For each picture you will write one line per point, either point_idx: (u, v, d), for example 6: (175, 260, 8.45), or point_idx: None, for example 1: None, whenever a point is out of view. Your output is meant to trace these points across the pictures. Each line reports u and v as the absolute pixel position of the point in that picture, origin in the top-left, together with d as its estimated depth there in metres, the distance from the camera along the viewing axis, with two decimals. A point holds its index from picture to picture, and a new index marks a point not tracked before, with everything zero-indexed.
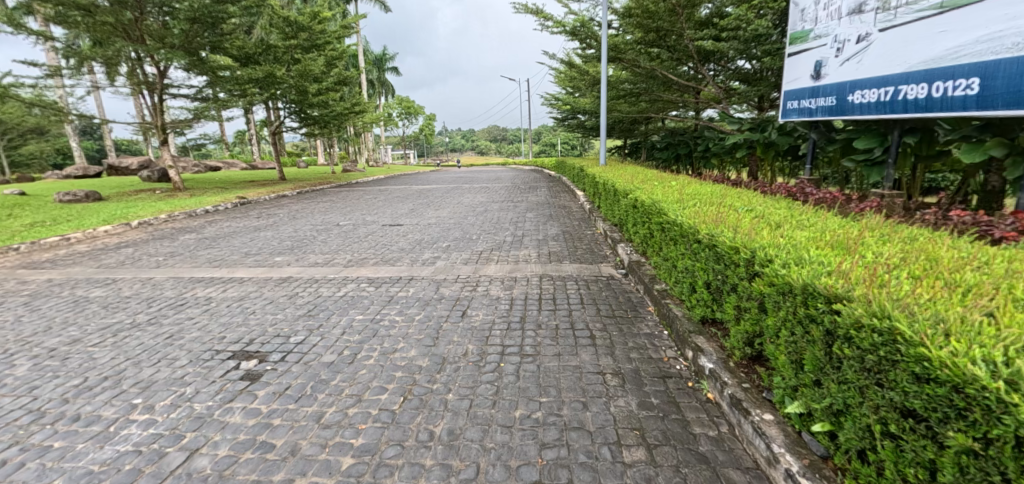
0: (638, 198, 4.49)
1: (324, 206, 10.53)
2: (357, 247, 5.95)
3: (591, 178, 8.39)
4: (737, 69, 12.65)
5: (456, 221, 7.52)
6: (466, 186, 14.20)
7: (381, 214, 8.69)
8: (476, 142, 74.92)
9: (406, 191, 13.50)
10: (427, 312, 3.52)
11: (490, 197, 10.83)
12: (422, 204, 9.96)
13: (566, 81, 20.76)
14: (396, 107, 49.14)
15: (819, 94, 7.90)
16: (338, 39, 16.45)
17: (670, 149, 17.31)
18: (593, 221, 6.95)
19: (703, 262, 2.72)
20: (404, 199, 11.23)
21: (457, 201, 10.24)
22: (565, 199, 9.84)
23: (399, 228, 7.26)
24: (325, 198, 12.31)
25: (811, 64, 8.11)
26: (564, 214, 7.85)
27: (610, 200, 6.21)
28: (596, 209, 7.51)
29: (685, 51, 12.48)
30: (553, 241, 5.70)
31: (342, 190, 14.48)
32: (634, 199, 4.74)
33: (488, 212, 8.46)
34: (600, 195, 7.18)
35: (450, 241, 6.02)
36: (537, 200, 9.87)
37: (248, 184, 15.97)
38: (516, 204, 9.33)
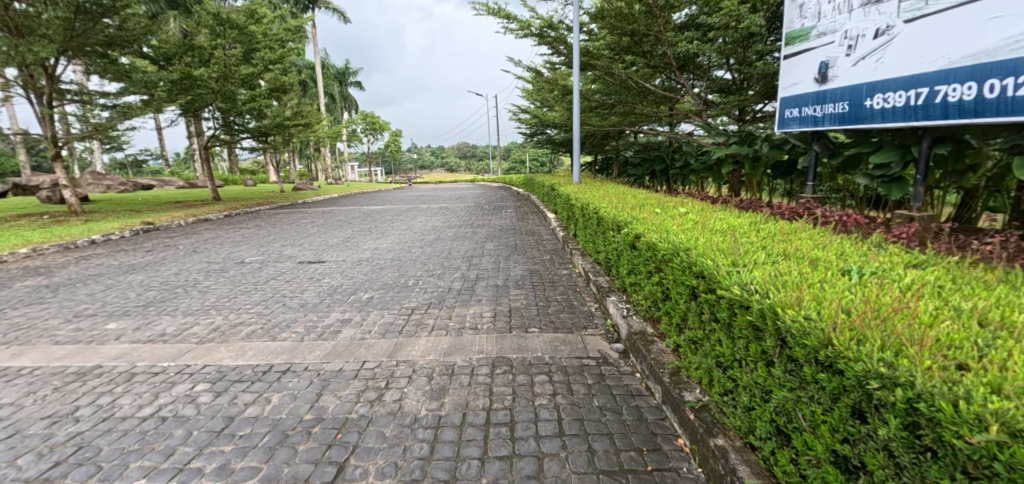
0: (636, 231, 3.00)
1: (245, 234, 8.67)
2: (240, 302, 4.22)
3: (565, 199, 6.93)
4: (716, 78, 11.76)
5: (392, 257, 5.84)
6: (424, 207, 12.58)
7: (305, 246, 6.94)
8: (445, 159, 73.47)
9: (352, 213, 11.70)
10: (269, 470, 1.86)
11: (446, 220, 9.19)
12: (362, 231, 8.25)
13: (535, 94, 19.57)
14: (361, 123, 47.24)
15: (826, 100, 6.74)
16: (280, 43, 14.68)
17: (646, 165, 16.19)
18: (569, 253, 5.45)
19: (834, 413, 1.21)
20: (346, 223, 9.49)
21: (405, 227, 8.56)
22: (534, 223, 8.34)
23: (319, 267, 5.55)
24: (252, 222, 10.39)
25: (814, 66, 6.97)
26: (532, 244, 6.33)
27: (591, 229, 4.72)
28: (571, 237, 6.01)
29: (662, 58, 11.37)
30: (514, 290, 4.12)
31: (279, 212, 12.57)
32: (627, 230, 3.26)
33: (437, 241, 6.84)
34: (577, 216, 5.70)
35: (373, 290, 4.35)
36: (500, 225, 8.30)
37: (170, 205, 13.78)
38: (474, 230, 7.74)
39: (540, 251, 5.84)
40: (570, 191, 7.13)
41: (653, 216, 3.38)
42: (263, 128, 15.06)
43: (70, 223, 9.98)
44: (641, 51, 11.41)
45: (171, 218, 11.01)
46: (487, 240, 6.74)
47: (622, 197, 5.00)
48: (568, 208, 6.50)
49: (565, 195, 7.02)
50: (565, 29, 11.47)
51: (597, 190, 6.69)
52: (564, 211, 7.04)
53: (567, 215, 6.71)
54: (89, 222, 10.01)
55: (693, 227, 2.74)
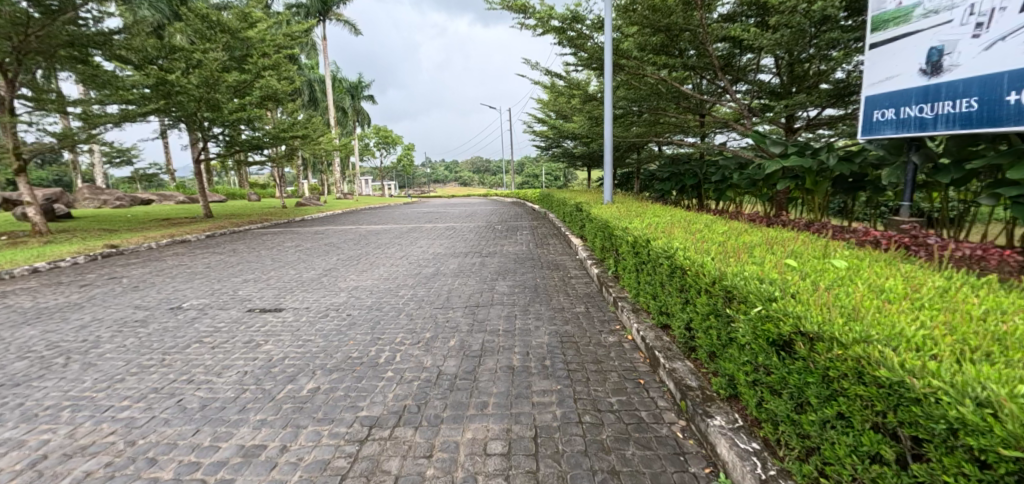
0: (783, 316, 1.54)
1: (212, 261, 7.31)
2: (120, 393, 2.76)
3: (597, 221, 5.42)
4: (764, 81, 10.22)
5: (371, 303, 4.37)
6: (428, 226, 11.23)
7: (271, 281, 5.53)
8: (458, 173, 72.65)
9: (346, 234, 10.32)
10: None
11: (450, 245, 7.71)
12: (347, 260, 6.81)
13: (552, 103, 18.24)
14: (373, 137, 46.60)
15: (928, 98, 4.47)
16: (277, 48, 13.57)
17: (674, 179, 14.56)
18: (610, 302, 3.95)
19: None
20: (334, 248, 8.12)
21: (400, 254, 7.10)
22: (556, 251, 6.80)
23: (271, 317, 4.13)
24: (229, 245, 9.08)
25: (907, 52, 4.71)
26: (557, 283, 4.85)
27: (649, 273, 3.21)
28: (610, 275, 4.53)
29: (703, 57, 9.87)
30: (537, 379, 2.59)
31: (268, 232, 11.27)
32: (745, 305, 1.82)
33: (434, 277, 5.35)
34: (619, 248, 4.21)
35: (322, 369, 2.88)
36: (514, 253, 6.77)
37: (154, 224, 12.62)
38: (482, 261, 6.24)
39: (567, 297, 4.30)
40: (603, 212, 5.60)
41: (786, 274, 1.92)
42: (256, 140, 13.88)
43: (26, 245, 8.74)
44: (676, 48, 9.91)
45: (143, 239, 9.74)
46: (496, 277, 5.22)
47: (684, 225, 3.52)
48: (604, 231, 4.97)
49: (597, 215, 5.49)
50: (589, 25, 10.04)
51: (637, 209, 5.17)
52: (596, 236, 5.51)
53: (601, 243, 5.19)
54: (46, 245, 8.78)
55: (934, 329, 1.30)
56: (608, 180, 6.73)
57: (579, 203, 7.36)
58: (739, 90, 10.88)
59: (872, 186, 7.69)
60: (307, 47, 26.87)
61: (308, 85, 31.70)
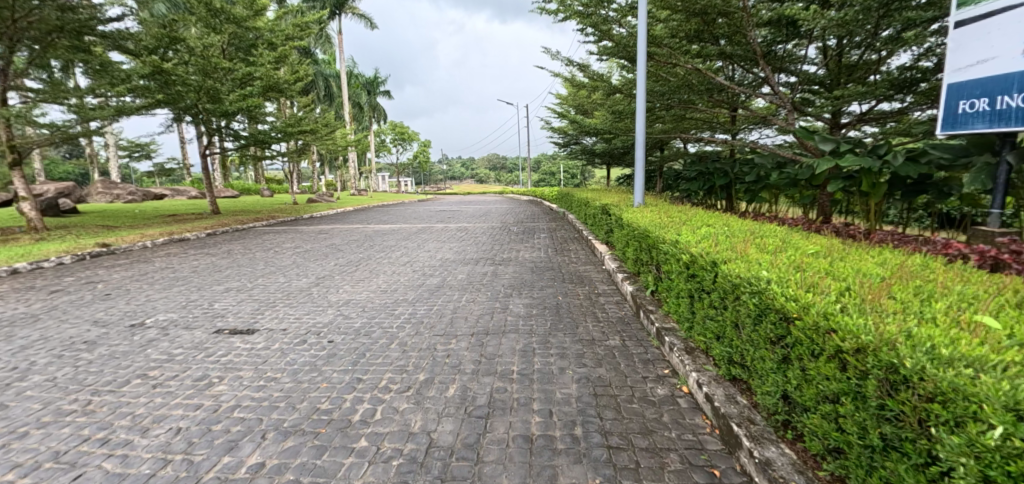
0: None
1: (201, 264, 6.69)
2: (8, 459, 2.08)
3: (629, 227, 4.62)
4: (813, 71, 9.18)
5: (358, 325, 3.63)
6: (439, 227, 10.53)
7: (253, 292, 4.85)
8: (475, 170, 72.02)
9: (350, 234, 9.67)
10: None
11: (461, 250, 6.96)
12: (344, 266, 6.12)
13: (573, 98, 17.35)
14: (389, 133, 46.25)
15: None
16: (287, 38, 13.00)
17: (702, 178, 13.61)
18: (651, 334, 3.16)
19: None
20: (335, 251, 7.46)
21: (404, 260, 6.38)
22: (578, 260, 5.98)
23: (239, 342, 3.42)
24: (226, 245, 8.50)
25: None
26: (582, 302, 4.06)
27: (714, 305, 2.42)
28: (649, 296, 3.73)
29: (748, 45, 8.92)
30: (565, 466, 1.82)
31: (271, 230, 10.71)
32: (972, 421, 1.03)
33: (438, 290, 4.60)
34: (662, 265, 3.41)
35: (274, 432, 2.15)
36: (530, 261, 5.98)
37: (158, 220, 12.20)
38: (494, 270, 5.47)
39: (596, 323, 3.50)
40: (636, 216, 4.79)
41: (998, 357, 1.17)
42: (264, 134, 13.37)
43: (17, 242, 8.30)
44: (713, 34, 9.01)
45: (139, 236, 9.23)
46: (510, 291, 4.44)
47: (752, 240, 2.73)
48: (640, 240, 4.17)
49: (629, 220, 4.70)
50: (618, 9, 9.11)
51: (678, 214, 4.36)
52: (628, 244, 4.70)
53: (636, 254, 4.40)
54: (37, 243, 8.31)
55: None
56: (639, 180, 5.89)
57: (605, 205, 6.54)
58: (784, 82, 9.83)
59: (940, 191, 6.69)
60: (322, 41, 26.49)
61: (324, 80, 31.40)
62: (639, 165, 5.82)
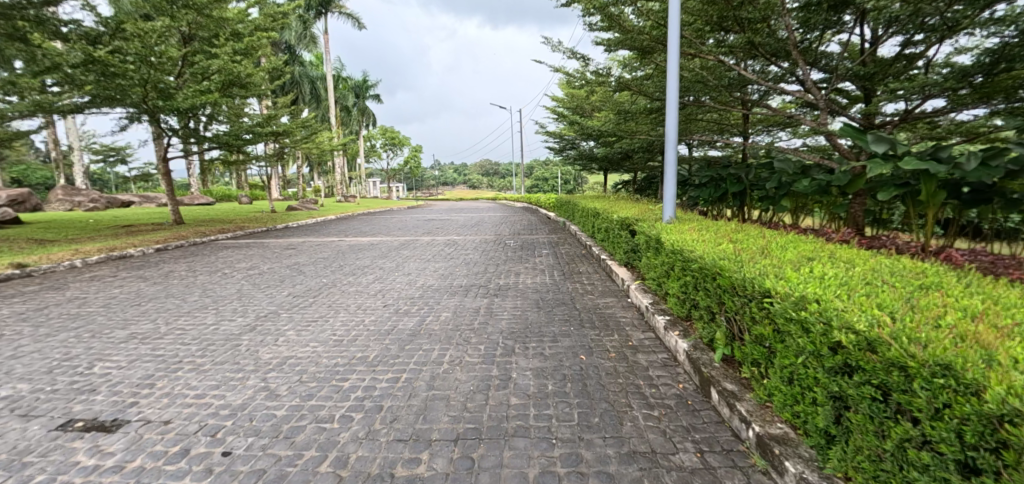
0: None
1: (125, 292, 5.38)
2: None
3: (668, 249, 3.44)
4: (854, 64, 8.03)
5: (280, 416, 2.34)
6: (424, 239, 9.28)
7: (161, 343, 3.56)
8: (467, 176, 70.88)
9: (320, 248, 8.31)
10: None
11: (447, 272, 5.66)
12: (298, 297, 4.80)
13: (571, 99, 16.21)
14: (380, 138, 44.98)
15: None
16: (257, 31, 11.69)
17: (713, 184, 12.48)
18: (748, 446, 1.95)
19: None
20: (295, 272, 6.16)
21: (374, 288, 5.07)
22: (595, 289, 4.71)
23: (84, 452, 2.13)
24: (170, 264, 7.16)
25: None
26: (617, 366, 2.82)
27: (930, 444, 1.26)
28: (715, 362, 2.55)
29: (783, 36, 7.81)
30: None
31: (232, 244, 9.38)
32: None
33: (412, 341, 3.31)
34: (745, 321, 2.27)
35: None
36: (534, 291, 4.71)
37: (109, 231, 10.84)
38: (488, 305, 4.18)
39: (647, 411, 2.27)
40: (675, 234, 3.62)
41: None
42: (230, 136, 11.88)
43: None
44: (738, 19, 7.94)
45: (71, 254, 7.88)
46: (512, 343, 3.17)
47: (934, 304, 1.62)
48: (689, 271, 3.02)
49: (667, 240, 3.52)
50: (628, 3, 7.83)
51: (735, 235, 3.22)
52: (669, 272, 3.52)
53: (682, 288, 3.23)
54: None
55: None
56: (670, 189, 4.67)
57: (626, 218, 5.30)
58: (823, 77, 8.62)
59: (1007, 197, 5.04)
60: (306, 41, 25.18)
61: (309, 82, 30.07)
62: (670, 170, 4.63)
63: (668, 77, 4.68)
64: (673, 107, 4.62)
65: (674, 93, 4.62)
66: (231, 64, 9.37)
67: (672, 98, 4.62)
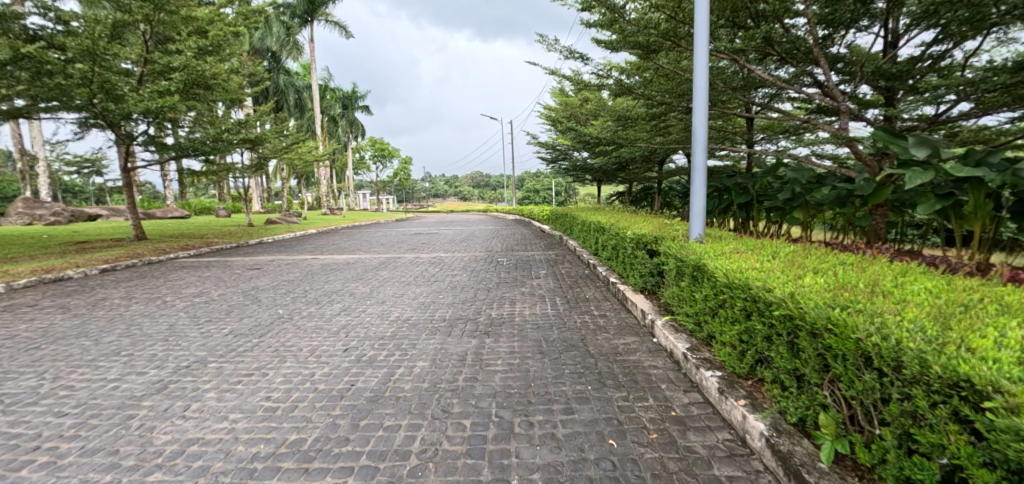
0: None
1: (33, 327, 4.39)
2: None
3: (716, 281, 2.55)
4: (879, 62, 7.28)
5: None
6: (408, 256, 8.34)
7: (30, 412, 2.60)
8: (459, 188, 70.06)
9: (287, 267, 7.31)
10: None
11: (428, 300, 4.71)
12: (240, 335, 3.84)
13: (566, 106, 15.48)
14: (369, 149, 44.06)
15: None
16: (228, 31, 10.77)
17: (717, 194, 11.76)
18: None
19: None
20: (250, 299, 5.20)
21: (336, 321, 4.11)
22: (608, 323, 3.82)
23: None
24: (106, 288, 6.15)
25: None
26: (664, 457, 1.93)
27: None
28: (822, 462, 1.67)
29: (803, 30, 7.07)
30: None
31: (192, 263, 8.37)
32: None
33: (371, 412, 2.40)
34: (896, 416, 1.40)
35: None
36: (534, 326, 3.82)
37: (58, 248, 9.78)
38: (476, 348, 3.27)
39: None
40: (721, 259, 2.73)
41: None
42: (194, 143, 10.74)
43: None
44: (754, 12, 7.22)
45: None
46: (510, 416, 2.28)
47: None
48: (761, 316, 2.12)
49: (712, 267, 2.64)
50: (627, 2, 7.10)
51: (810, 266, 2.35)
52: (717, 310, 2.64)
53: (742, 336, 2.34)
54: None
55: None
56: (698, 201, 3.83)
57: (641, 235, 4.44)
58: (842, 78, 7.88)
59: None
60: (289, 47, 24.06)
61: (293, 91, 28.96)
62: (697, 179, 3.82)
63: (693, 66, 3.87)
64: (701, 103, 3.81)
65: (702, 85, 3.81)
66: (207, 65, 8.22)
67: (700, 91, 3.81)
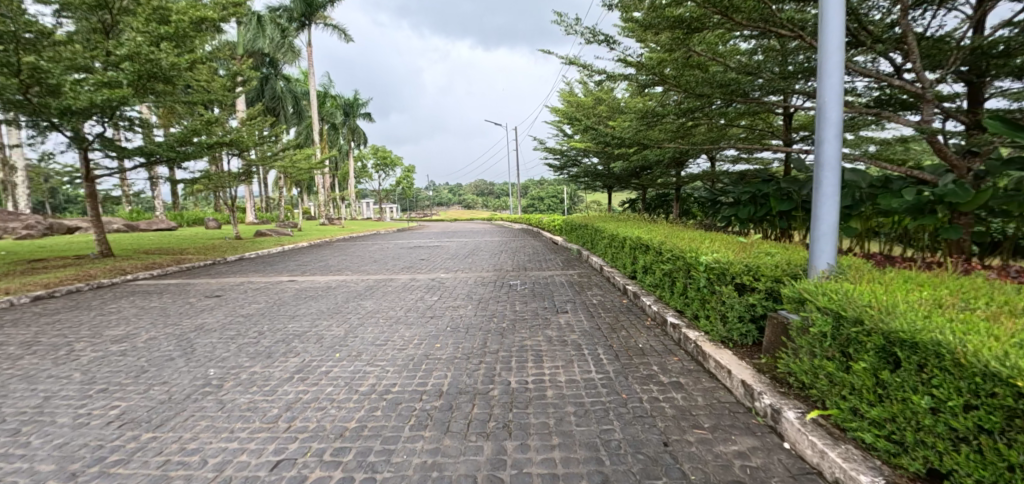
0: None
1: None
2: None
3: (992, 386, 1.30)
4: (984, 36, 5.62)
5: None
6: (400, 277, 7.00)
7: None
8: (462, 196, 68.99)
9: (252, 295, 5.95)
10: None
11: (419, 355, 3.34)
12: (129, 425, 2.51)
13: (578, 107, 14.19)
14: (371, 158, 42.97)
15: None
16: (204, 23, 9.61)
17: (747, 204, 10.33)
18: None
19: None
20: (183, 346, 3.87)
21: (281, 395, 2.76)
22: (691, 405, 2.46)
23: None
24: (15, 326, 4.85)
25: None
26: None
27: None
28: None
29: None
30: None
31: (147, 286, 7.06)
32: None
33: None
34: None
35: None
36: (578, 408, 2.45)
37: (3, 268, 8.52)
38: (490, 468, 1.92)
39: None
40: (971, 335, 1.46)
41: None
42: (161, 147, 9.49)
43: None
44: None
45: None
46: None
47: None
48: None
49: (974, 355, 1.35)
50: None
51: None
52: (977, 438, 1.37)
53: None
54: None
55: None
56: (827, 214, 2.51)
57: (722, 260, 3.09)
58: (931, 57, 6.25)
59: None
60: (284, 50, 22.84)
61: (291, 96, 27.80)
62: (826, 183, 2.49)
63: (819, 8, 2.54)
64: (831, 66, 2.50)
65: (835, 38, 2.49)
66: (163, 53, 6.86)
67: (830, 47, 2.48)
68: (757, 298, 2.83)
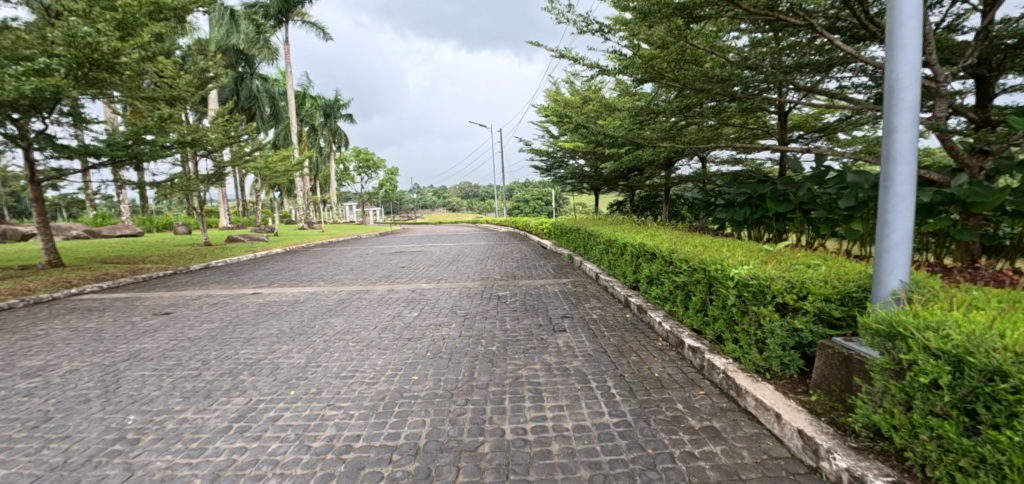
0: None
1: None
2: None
3: None
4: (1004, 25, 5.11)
5: None
6: (378, 288, 6.37)
7: None
8: (447, 199, 68.11)
9: (206, 312, 5.25)
10: None
11: (391, 393, 2.74)
12: None
13: (566, 107, 13.73)
14: (353, 160, 42.00)
15: None
16: (161, 11, 8.85)
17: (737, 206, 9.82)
18: None
19: None
20: (107, 382, 3.22)
21: (209, 457, 2.14)
22: (739, 465, 1.92)
23: None
24: None
25: None
26: None
27: None
28: None
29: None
30: None
31: (91, 301, 6.31)
32: None
33: None
34: None
35: None
36: (596, 472, 1.89)
37: None
38: None
39: None
40: None
41: None
42: (111, 146, 8.70)
43: None
44: None
45: None
46: None
47: None
48: None
49: None
50: None
51: None
52: None
53: None
54: None
55: None
56: (902, 222, 2.00)
57: (757, 275, 2.57)
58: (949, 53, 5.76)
59: None
60: (260, 47, 21.92)
61: (267, 96, 26.83)
62: (900, 179, 1.99)
63: None
64: (907, 34, 1.99)
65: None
66: (105, 38, 6.15)
67: (906, 12, 1.98)
68: (803, 321, 2.33)
